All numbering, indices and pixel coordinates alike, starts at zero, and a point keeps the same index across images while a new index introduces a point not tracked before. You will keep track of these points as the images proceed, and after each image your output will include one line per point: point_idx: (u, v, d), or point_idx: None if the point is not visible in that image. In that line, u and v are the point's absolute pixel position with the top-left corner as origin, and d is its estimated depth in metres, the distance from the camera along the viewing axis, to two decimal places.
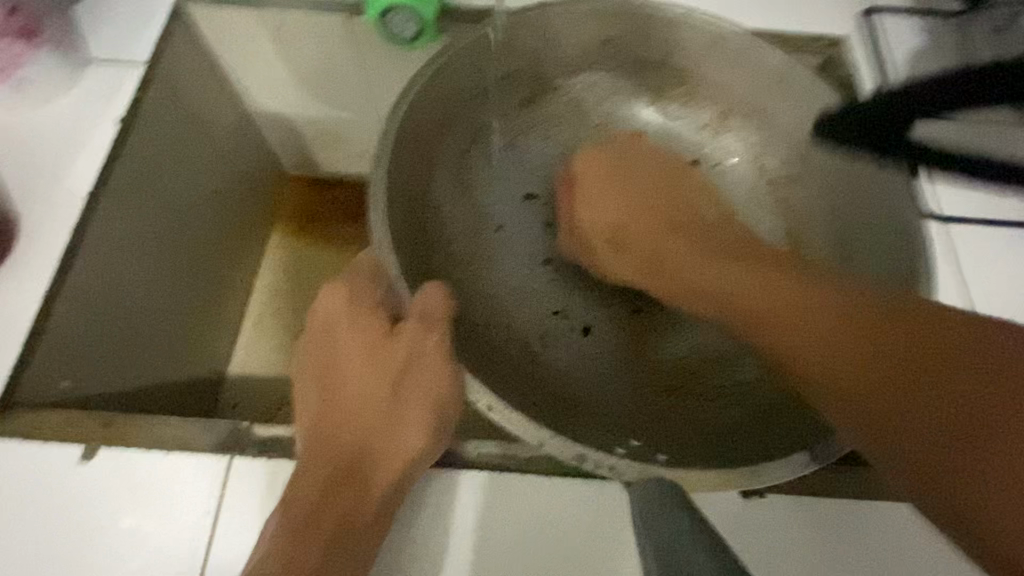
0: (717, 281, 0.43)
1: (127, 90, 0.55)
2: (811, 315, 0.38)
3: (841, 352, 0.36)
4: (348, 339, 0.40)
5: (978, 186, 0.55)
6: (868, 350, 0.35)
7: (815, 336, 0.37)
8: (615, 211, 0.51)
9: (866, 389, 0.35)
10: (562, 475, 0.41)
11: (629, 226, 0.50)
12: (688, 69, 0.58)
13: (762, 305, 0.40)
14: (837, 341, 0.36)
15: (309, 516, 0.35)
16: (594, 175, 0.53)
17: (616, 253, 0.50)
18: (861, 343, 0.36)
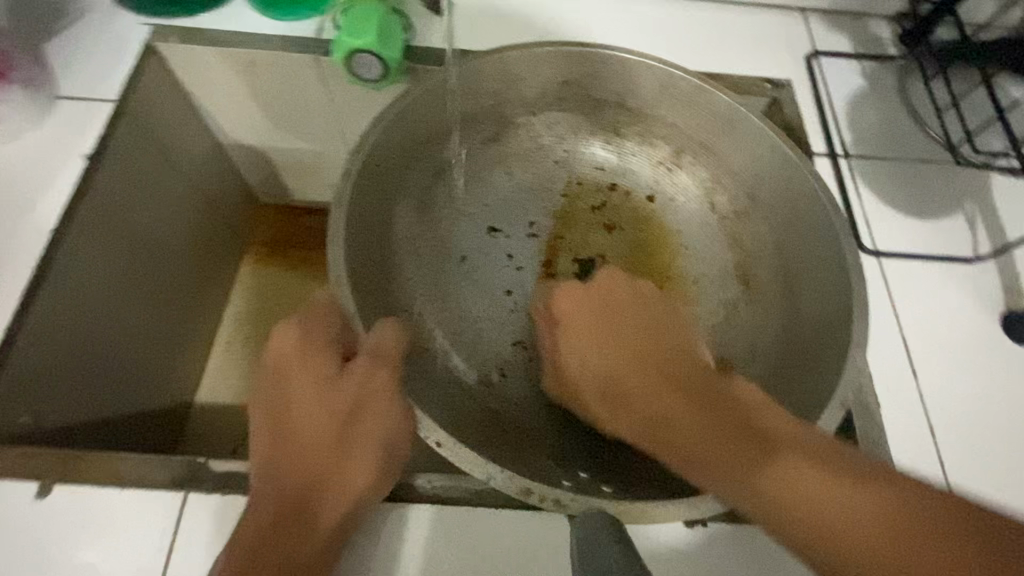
0: (673, 415, 0.39)
1: (95, 127, 0.56)
2: (764, 460, 0.35)
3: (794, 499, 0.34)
4: (301, 376, 0.41)
5: (912, 222, 0.58)
6: (829, 507, 0.33)
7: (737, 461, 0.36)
8: (587, 343, 0.45)
9: (821, 539, 0.33)
10: (510, 506, 0.42)
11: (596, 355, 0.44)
12: (643, 109, 0.61)
13: (719, 446, 0.37)
14: (794, 485, 0.34)
15: (253, 558, 0.36)
16: (577, 308, 0.46)
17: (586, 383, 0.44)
18: (821, 500, 0.33)
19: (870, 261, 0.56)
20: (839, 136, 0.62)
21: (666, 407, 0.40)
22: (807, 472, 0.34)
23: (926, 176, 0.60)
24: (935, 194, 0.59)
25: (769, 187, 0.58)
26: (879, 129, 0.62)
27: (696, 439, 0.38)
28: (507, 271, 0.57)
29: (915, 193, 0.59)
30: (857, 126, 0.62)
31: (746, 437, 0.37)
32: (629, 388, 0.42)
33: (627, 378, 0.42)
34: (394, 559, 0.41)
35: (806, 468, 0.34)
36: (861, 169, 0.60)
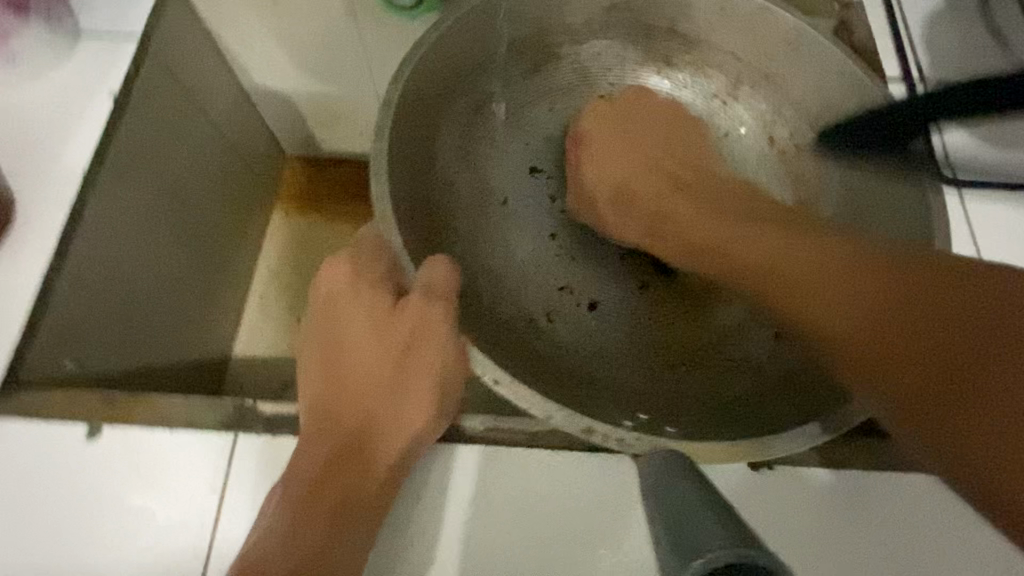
0: (766, 250, 0.39)
1: (121, 64, 0.54)
2: (867, 280, 0.35)
3: (901, 328, 0.33)
4: (352, 316, 0.40)
5: (994, 151, 0.54)
6: (870, 316, 0.34)
7: (792, 280, 0.38)
8: (623, 170, 0.51)
9: (905, 349, 0.33)
10: (568, 448, 0.40)
11: (634, 184, 0.50)
12: (698, 34, 0.56)
13: (837, 285, 0.36)
14: (836, 296, 0.36)
15: (319, 487, 0.35)
16: (603, 117, 0.53)
17: (621, 211, 0.50)
18: (862, 298, 0.35)
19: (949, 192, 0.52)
20: (918, 63, 0.56)
21: (764, 238, 0.40)
22: (892, 301, 0.34)
23: (1014, 104, 0.55)
24: (1023, 123, 0.54)
25: (836, 117, 0.53)
26: (961, 52, 0.56)
27: (786, 267, 0.38)
28: (550, 214, 0.55)
29: (999, 121, 0.54)
30: (938, 51, 0.56)
31: (891, 289, 0.34)
32: (668, 220, 0.47)
33: (674, 211, 0.47)
34: (445, 503, 0.39)
35: (900, 294, 0.34)
36: (938, 97, 0.55)
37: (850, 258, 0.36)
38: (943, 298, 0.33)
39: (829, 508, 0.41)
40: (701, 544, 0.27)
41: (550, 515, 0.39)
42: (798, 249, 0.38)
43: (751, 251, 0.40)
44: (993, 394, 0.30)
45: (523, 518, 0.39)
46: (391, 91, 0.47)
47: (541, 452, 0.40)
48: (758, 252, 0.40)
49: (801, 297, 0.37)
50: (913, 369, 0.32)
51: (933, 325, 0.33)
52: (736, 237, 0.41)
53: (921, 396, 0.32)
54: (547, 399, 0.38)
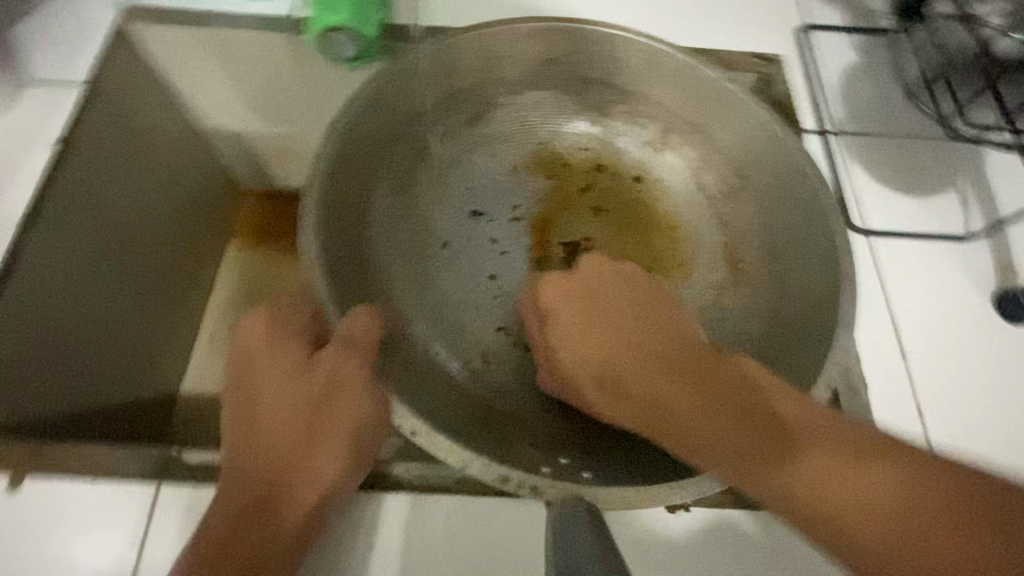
0: (686, 412, 0.39)
1: (64, 113, 0.55)
2: (767, 441, 0.37)
3: (816, 491, 0.35)
4: (271, 366, 0.40)
5: (902, 198, 0.56)
6: (795, 465, 0.35)
7: (707, 428, 0.39)
8: (563, 310, 0.46)
9: (846, 514, 0.34)
10: (486, 493, 0.41)
11: (568, 315, 0.46)
12: (629, 86, 0.59)
13: (745, 432, 0.37)
14: (748, 441, 0.37)
15: (224, 545, 0.35)
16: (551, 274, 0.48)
17: (556, 346, 0.45)
18: (777, 444, 0.37)
19: (859, 239, 0.54)
20: (833, 115, 0.60)
21: (676, 391, 0.40)
22: (782, 451, 0.36)
23: (920, 154, 0.58)
24: (930, 171, 0.58)
25: (757, 165, 0.56)
26: (872, 105, 0.60)
27: (700, 437, 0.39)
28: (488, 257, 0.56)
29: (909, 169, 0.58)
30: (851, 104, 0.60)
31: (777, 441, 0.37)
32: (623, 374, 0.42)
33: (625, 367, 0.42)
34: (370, 551, 0.40)
35: (809, 458, 0.35)
36: (854, 146, 0.58)
37: (755, 419, 0.38)
38: (846, 456, 0.35)
39: (749, 549, 0.44)
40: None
41: (474, 561, 0.40)
42: (706, 416, 0.39)
43: (663, 392, 0.40)
44: (927, 534, 0.32)
45: (448, 566, 0.40)
46: (326, 142, 0.49)
47: (466, 498, 0.41)
48: (685, 416, 0.39)
49: (713, 438, 0.38)
50: (861, 518, 0.33)
51: (839, 478, 0.34)
52: (662, 396, 0.40)
53: (880, 553, 0.32)
54: (463, 447, 0.39)
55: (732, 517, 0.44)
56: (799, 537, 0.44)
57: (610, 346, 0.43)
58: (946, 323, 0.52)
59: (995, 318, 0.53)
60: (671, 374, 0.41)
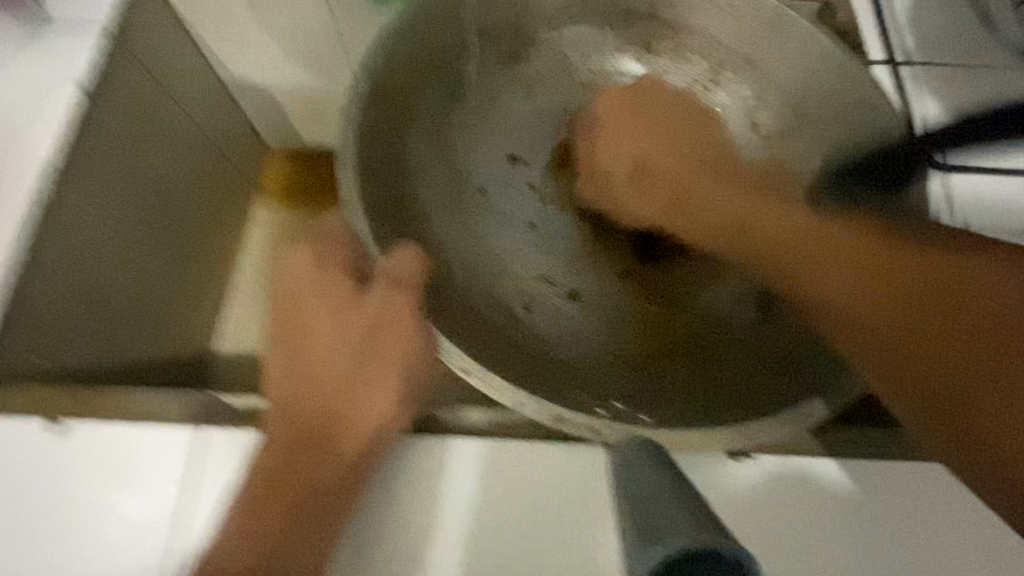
0: (740, 214, 0.44)
1: (88, 49, 0.51)
2: (875, 266, 0.39)
3: (895, 312, 0.37)
4: (315, 304, 0.39)
5: (981, 135, 0.51)
6: (897, 302, 0.38)
7: (802, 253, 0.40)
8: (635, 147, 0.47)
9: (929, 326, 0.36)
10: (539, 438, 0.40)
11: (653, 165, 0.47)
12: (678, 15, 0.55)
13: (829, 253, 0.40)
14: (837, 274, 0.39)
15: (277, 481, 0.35)
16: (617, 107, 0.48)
17: (639, 191, 0.47)
18: (866, 284, 0.38)
19: (940, 176, 0.49)
20: (902, 44, 0.54)
21: (733, 207, 0.44)
22: (867, 266, 0.39)
23: (1004, 83, 0.53)
24: (1009, 104, 0.52)
25: (819, 101, 0.52)
26: (947, 33, 0.55)
27: (799, 256, 0.40)
28: (528, 203, 0.53)
29: (989, 101, 0.52)
30: (923, 32, 0.55)
31: (869, 261, 0.39)
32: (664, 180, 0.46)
33: (651, 166, 0.47)
34: (436, 495, 0.39)
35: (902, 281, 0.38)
36: (927, 76, 0.53)
37: (857, 244, 0.39)
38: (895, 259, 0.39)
39: (830, 500, 0.41)
40: (657, 530, 0.27)
41: (538, 507, 0.39)
42: (813, 240, 0.41)
43: (774, 226, 0.42)
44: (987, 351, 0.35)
45: (512, 510, 0.39)
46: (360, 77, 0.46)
47: (522, 444, 0.40)
48: (735, 219, 0.43)
49: (807, 269, 0.40)
50: (940, 359, 0.35)
51: (922, 290, 0.37)
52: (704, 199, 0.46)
53: (938, 359, 0.35)
54: (517, 388, 0.37)
55: (808, 465, 0.41)
56: (886, 489, 0.41)
57: (705, 192, 0.45)
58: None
59: None
60: (768, 207, 0.43)
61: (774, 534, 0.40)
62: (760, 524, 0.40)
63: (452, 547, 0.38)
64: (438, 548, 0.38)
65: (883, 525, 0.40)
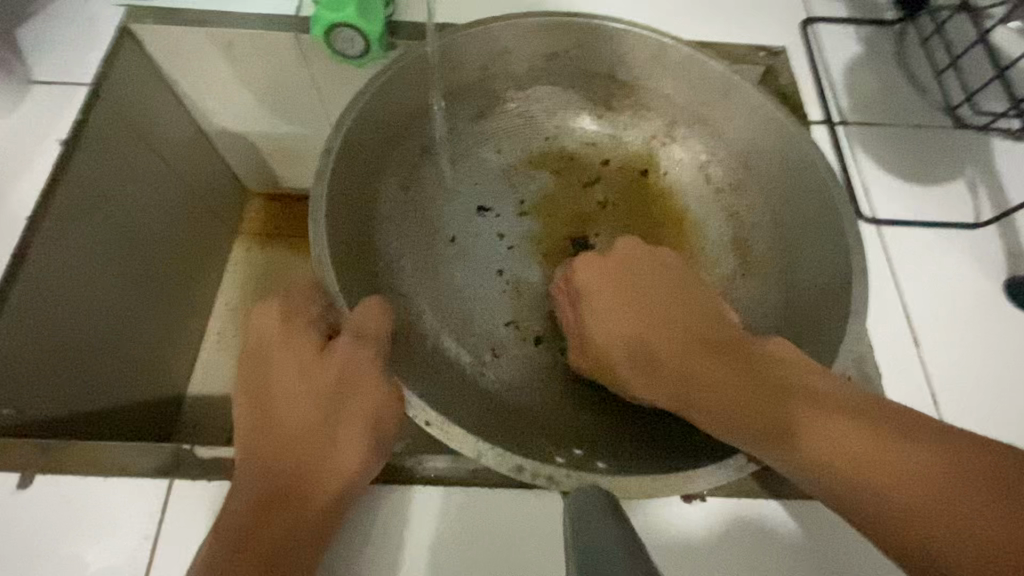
0: (692, 369, 0.40)
1: (71, 111, 0.54)
2: (832, 431, 0.34)
3: (853, 455, 0.33)
4: (283, 359, 0.40)
5: (910, 189, 0.55)
6: (844, 445, 0.33)
7: (736, 400, 0.37)
8: (609, 310, 0.44)
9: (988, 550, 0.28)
10: (503, 485, 0.41)
11: (647, 336, 0.42)
12: (634, 77, 0.59)
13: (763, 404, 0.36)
14: (780, 421, 0.36)
15: (245, 537, 0.34)
16: (591, 269, 0.46)
17: (639, 373, 0.42)
18: (816, 428, 0.34)
19: (870, 230, 0.53)
20: (837, 107, 0.59)
21: (672, 346, 0.41)
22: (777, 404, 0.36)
23: (928, 143, 0.58)
24: (938, 159, 0.57)
25: (765, 157, 0.57)
26: (877, 97, 0.60)
27: (771, 423, 0.36)
28: (495, 253, 0.56)
29: (916, 159, 0.57)
30: (856, 96, 0.60)
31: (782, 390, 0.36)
32: (649, 343, 0.42)
33: (619, 321, 0.43)
34: (400, 542, 0.40)
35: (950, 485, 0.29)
36: (859, 135, 0.58)
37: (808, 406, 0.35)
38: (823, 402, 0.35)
39: (780, 540, 0.42)
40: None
41: (498, 551, 0.40)
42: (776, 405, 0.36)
43: (724, 374, 0.39)
44: (991, 515, 0.28)
45: (473, 554, 0.40)
46: (332, 138, 0.48)
47: (482, 490, 0.41)
48: (685, 376, 0.40)
49: (754, 423, 0.36)
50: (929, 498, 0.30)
51: (872, 444, 0.32)
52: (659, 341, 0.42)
53: (943, 538, 0.29)
54: (478, 437, 0.39)
55: (756, 505, 0.43)
56: (831, 524, 0.43)
57: (664, 343, 0.41)
58: (957, 319, 0.51)
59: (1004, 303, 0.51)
60: (717, 365, 0.39)
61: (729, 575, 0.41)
62: (713, 565, 0.42)
63: None
64: None
65: (828, 562, 0.42)
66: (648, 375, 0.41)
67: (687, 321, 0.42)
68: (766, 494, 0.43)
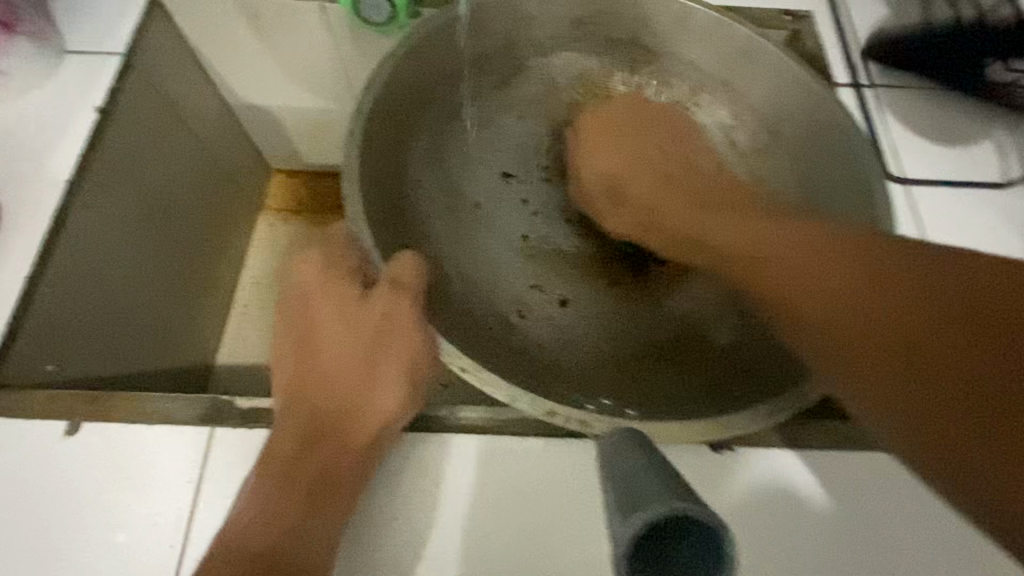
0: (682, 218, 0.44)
1: (106, 79, 0.55)
2: (822, 276, 0.35)
3: (839, 298, 0.34)
4: (322, 307, 0.40)
5: (940, 149, 0.55)
6: (825, 286, 0.35)
7: (726, 241, 0.40)
8: (615, 164, 0.49)
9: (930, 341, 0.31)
10: (535, 434, 0.42)
11: (630, 182, 0.48)
12: (658, 42, 0.59)
13: (763, 250, 0.38)
14: (772, 256, 0.37)
15: (292, 470, 0.36)
16: (599, 125, 0.51)
17: (619, 209, 0.49)
18: (807, 268, 0.36)
19: (897, 190, 0.53)
20: (865, 70, 0.59)
21: (668, 208, 0.45)
22: (772, 244, 0.38)
23: (956, 104, 0.57)
24: (966, 120, 0.56)
25: (790, 120, 0.57)
26: (906, 59, 0.59)
27: (770, 254, 0.37)
28: (521, 217, 0.57)
29: (944, 120, 0.56)
30: (884, 58, 0.59)
31: (775, 235, 0.38)
32: (633, 190, 0.48)
33: (619, 169, 0.49)
34: (437, 488, 0.41)
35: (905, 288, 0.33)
36: (888, 99, 0.57)
37: (809, 249, 0.36)
38: (826, 248, 0.36)
39: (807, 488, 0.43)
40: (640, 499, 0.26)
41: (533, 497, 0.41)
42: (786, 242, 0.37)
43: (711, 223, 0.42)
44: (966, 359, 0.30)
45: (509, 500, 0.41)
46: (363, 99, 0.49)
47: (515, 439, 0.42)
48: (676, 221, 0.44)
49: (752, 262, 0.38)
50: (902, 342, 0.31)
51: (865, 285, 0.34)
52: (653, 194, 0.46)
53: (899, 383, 0.31)
54: (513, 384, 0.39)
55: (783, 455, 0.43)
56: (857, 473, 0.43)
57: (647, 186, 0.47)
58: None
59: None
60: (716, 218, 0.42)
61: (760, 523, 0.42)
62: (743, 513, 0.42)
63: (453, 539, 0.40)
64: (439, 539, 0.40)
65: (853, 509, 0.43)
66: (630, 212, 0.48)
67: (671, 172, 0.48)
68: (795, 445, 0.44)
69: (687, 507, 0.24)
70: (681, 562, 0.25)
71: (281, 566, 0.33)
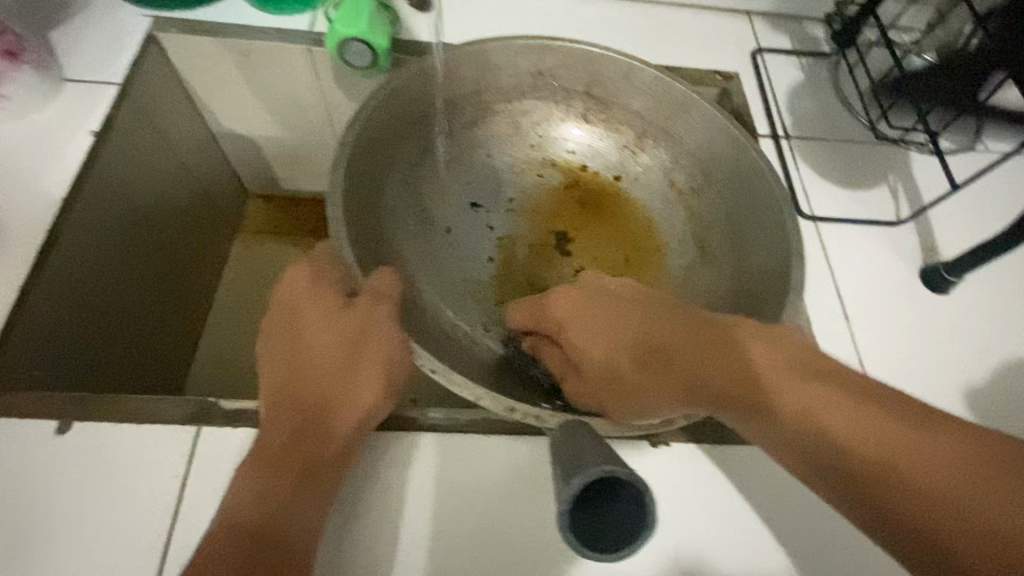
0: (696, 359, 0.39)
1: (104, 106, 0.60)
2: (835, 420, 0.33)
3: (863, 439, 0.32)
4: (313, 314, 0.45)
5: (842, 192, 0.65)
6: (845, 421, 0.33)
7: (742, 372, 0.38)
8: (622, 330, 0.42)
9: (894, 452, 0.31)
10: (493, 431, 0.48)
11: (653, 337, 0.41)
12: (609, 94, 0.68)
13: (781, 389, 0.36)
14: (783, 394, 0.36)
15: (282, 453, 0.40)
16: (569, 303, 0.45)
17: (650, 375, 0.41)
18: (825, 410, 0.34)
19: (808, 225, 0.62)
20: (782, 123, 0.69)
21: (681, 349, 0.40)
22: (785, 382, 0.36)
23: (857, 155, 0.68)
24: (866, 168, 0.67)
25: (721, 164, 0.65)
26: (817, 116, 0.70)
27: (784, 394, 0.36)
28: (486, 243, 0.63)
29: (847, 169, 0.67)
30: (798, 113, 0.70)
31: (787, 369, 0.37)
32: (653, 345, 0.41)
33: (638, 331, 0.42)
34: (406, 479, 0.46)
35: (892, 414, 0.33)
36: (801, 148, 0.67)
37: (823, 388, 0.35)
38: (834, 387, 0.35)
39: (734, 477, 0.49)
40: (578, 467, 0.32)
41: (492, 486, 0.46)
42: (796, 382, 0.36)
43: (716, 355, 0.39)
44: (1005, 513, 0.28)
45: (471, 488, 0.46)
46: (345, 136, 0.55)
47: (478, 436, 0.48)
48: (692, 365, 0.39)
49: (764, 396, 0.36)
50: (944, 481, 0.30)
51: (891, 430, 0.32)
52: (677, 351, 0.40)
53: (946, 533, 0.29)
54: (477, 384, 0.44)
55: (712, 449, 0.50)
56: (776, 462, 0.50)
57: (672, 340, 0.40)
58: (883, 297, 0.60)
59: (920, 286, 0.61)
60: (720, 348, 0.39)
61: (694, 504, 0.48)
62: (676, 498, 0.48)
63: (422, 523, 0.45)
64: (409, 522, 0.45)
65: (773, 493, 0.49)
66: (661, 379, 0.40)
67: (682, 319, 0.42)
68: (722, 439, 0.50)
69: (617, 471, 0.31)
70: (615, 515, 0.32)
71: (273, 542, 0.36)
